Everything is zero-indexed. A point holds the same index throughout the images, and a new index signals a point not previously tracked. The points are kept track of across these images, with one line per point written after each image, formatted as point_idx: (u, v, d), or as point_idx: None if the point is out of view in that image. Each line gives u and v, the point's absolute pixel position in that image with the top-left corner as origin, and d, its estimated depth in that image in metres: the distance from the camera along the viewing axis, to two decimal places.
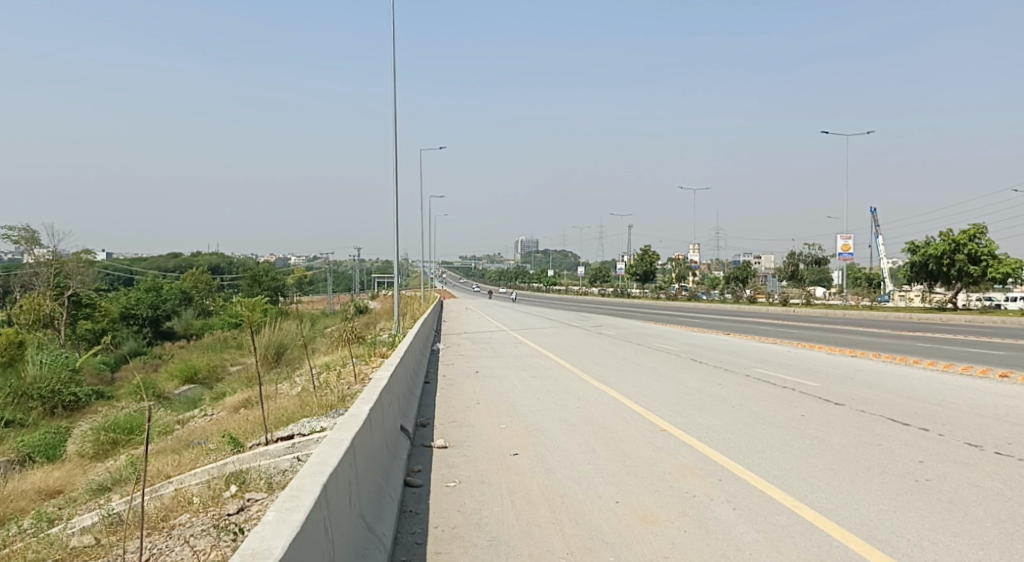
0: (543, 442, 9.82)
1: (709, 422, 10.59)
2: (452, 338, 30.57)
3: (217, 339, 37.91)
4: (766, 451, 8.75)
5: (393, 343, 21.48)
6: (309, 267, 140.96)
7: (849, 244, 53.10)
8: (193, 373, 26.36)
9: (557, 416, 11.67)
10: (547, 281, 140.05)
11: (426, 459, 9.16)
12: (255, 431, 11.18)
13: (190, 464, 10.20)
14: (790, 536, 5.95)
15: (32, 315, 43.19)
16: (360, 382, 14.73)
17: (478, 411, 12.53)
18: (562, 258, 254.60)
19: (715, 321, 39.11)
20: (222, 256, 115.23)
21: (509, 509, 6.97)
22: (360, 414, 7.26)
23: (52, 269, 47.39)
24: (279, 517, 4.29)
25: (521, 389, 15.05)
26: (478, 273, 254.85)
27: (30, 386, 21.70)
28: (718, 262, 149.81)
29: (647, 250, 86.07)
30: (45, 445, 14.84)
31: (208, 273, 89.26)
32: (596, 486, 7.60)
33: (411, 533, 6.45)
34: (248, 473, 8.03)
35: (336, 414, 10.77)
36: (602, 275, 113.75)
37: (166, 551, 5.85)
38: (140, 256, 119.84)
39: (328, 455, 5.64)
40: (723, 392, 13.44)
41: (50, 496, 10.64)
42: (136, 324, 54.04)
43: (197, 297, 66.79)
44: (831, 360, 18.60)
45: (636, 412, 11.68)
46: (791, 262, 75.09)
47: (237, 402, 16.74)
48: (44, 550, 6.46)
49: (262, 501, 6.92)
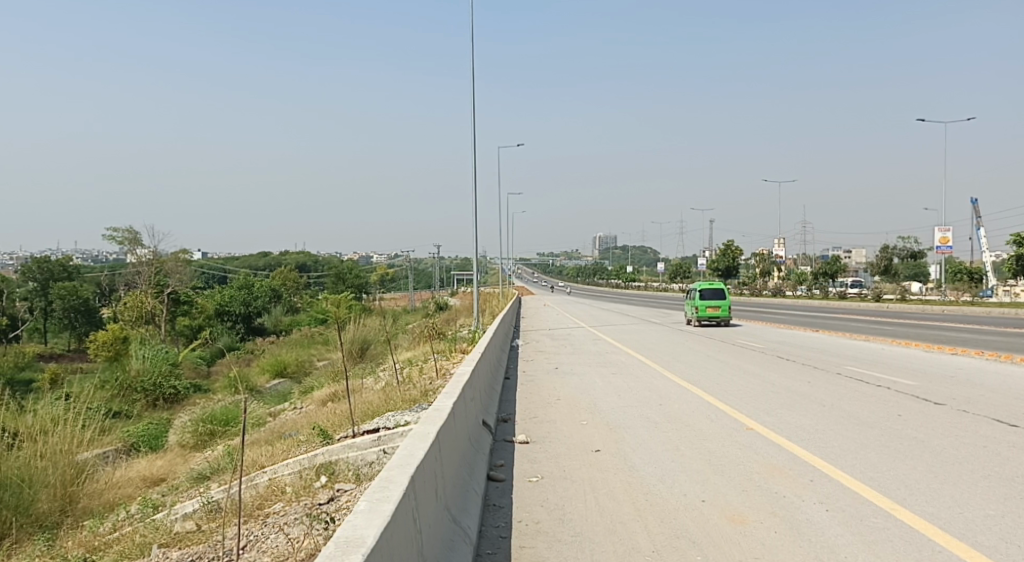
0: (626, 439, 9.75)
1: (799, 422, 10.31)
2: (533, 334, 30.77)
3: (306, 335, 39.12)
4: (860, 452, 8.47)
5: (473, 339, 21.77)
6: (393, 264, 143.74)
7: (947, 238, 50.69)
8: (282, 367, 27.35)
9: (640, 413, 11.54)
10: (627, 279, 138.84)
11: (509, 455, 9.21)
12: (343, 425, 11.48)
13: (282, 455, 10.53)
14: (888, 540, 5.75)
15: (134, 312, 45.37)
16: (442, 378, 14.90)
17: (559, 407, 12.56)
18: (643, 255, 251.69)
19: (803, 318, 38.19)
20: (309, 255, 118.65)
21: (592, 506, 6.96)
22: (444, 409, 7.37)
23: (152, 268, 49.88)
24: (369, 508, 4.38)
25: (603, 386, 14.94)
26: (558, 269, 255.05)
27: (133, 380, 22.88)
28: (805, 257, 145.82)
29: (730, 245, 83.82)
30: (148, 436, 15.57)
31: (297, 271, 91.76)
32: (680, 485, 7.49)
33: (495, 526, 6.51)
34: (338, 464, 8.26)
35: (420, 409, 10.98)
36: (682, 272, 112.23)
37: (262, 539, 6.05)
38: (234, 257, 124.69)
39: (414, 448, 5.75)
40: (813, 391, 13.05)
41: (154, 483, 11.20)
42: (230, 321, 56.02)
43: (286, 295, 68.78)
44: (929, 359, 17.90)
45: (721, 411, 11.45)
46: (885, 255, 72.41)
47: (325, 396, 17.18)
48: (151, 534, 6.80)
49: (351, 492, 7.11)
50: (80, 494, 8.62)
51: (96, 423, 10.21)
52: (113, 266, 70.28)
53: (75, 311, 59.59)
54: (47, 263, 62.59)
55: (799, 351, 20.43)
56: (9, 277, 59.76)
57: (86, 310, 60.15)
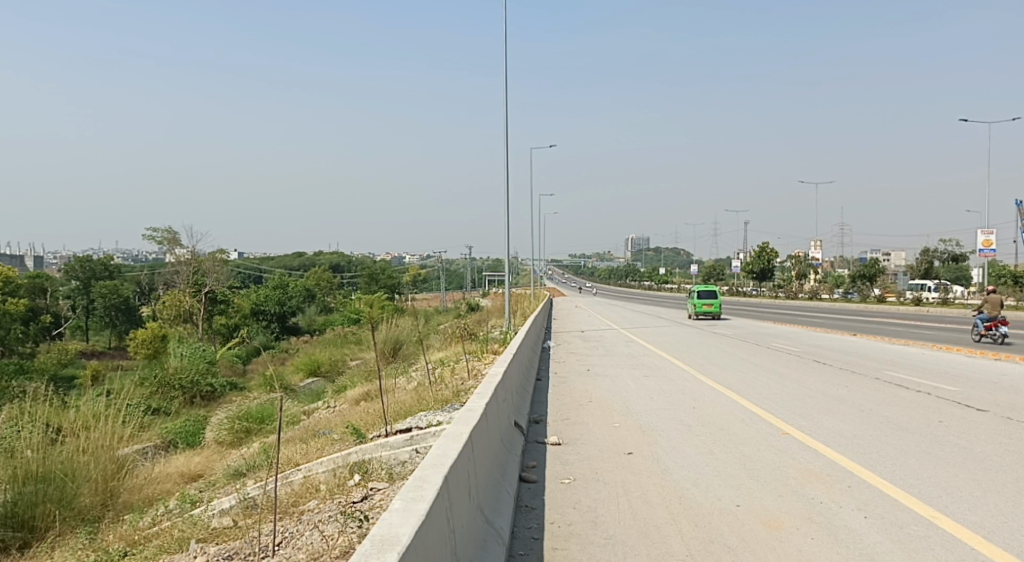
0: (660, 442, 9.71)
1: (837, 427, 10.18)
2: (564, 336, 30.78)
3: (340, 334, 39.44)
4: (900, 458, 8.34)
5: (504, 340, 21.79)
6: (426, 265, 144.44)
7: (989, 240, 49.64)
8: (316, 366, 27.61)
9: (673, 416, 11.48)
10: (660, 280, 137.74)
11: (541, 456, 9.20)
12: (376, 424, 11.55)
13: (317, 453, 10.63)
14: (930, 548, 5.64)
15: (173, 311, 46.24)
16: (474, 378, 14.95)
17: (592, 409, 12.55)
18: (676, 256, 249.86)
19: (839, 321, 37.69)
20: (343, 255, 119.58)
21: (625, 508, 6.94)
22: (477, 409, 7.39)
23: (191, 268, 50.22)
24: (405, 507, 4.39)
25: (636, 388, 14.87)
26: (590, 270, 254.46)
27: (171, 377, 23.23)
28: (842, 259, 143.60)
29: (764, 247, 82.87)
30: (186, 433, 15.81)
31: (331, 272, 92.42)
32: (714, 489, 7.42)
33: (527, 527, 6.50)
34: (371, 463, 8.32)
35: (452, 409, 11.00)
36: (716, 274, 111.20)
37: (297, 535, 6.12)
38: (270, 258, 126.18)
39: (448, 448, 5.77)
40: (851, 396, 12.85)
41: (192, 479, 11.38)
42: (266, 320, 56.65)
43: (320, 296, 69.32)
44: (968, 363, 17.64)
45: (755, 415, 11.33)
46: (925, 258, 71.10)
47: (358, 395, 17.32)
48: (189, 530, 6.90)
49: (384, 490, 7.15)
50: (120, 489, 8.79)
51: (137, 419, 10.42)
52: (153, 266, 71.36)
53: (116, 310, 60.76)
54: (89, 263, 63.04)
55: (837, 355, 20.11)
56: (52, 276, 61.12)
57: (126, 308, 61.27)
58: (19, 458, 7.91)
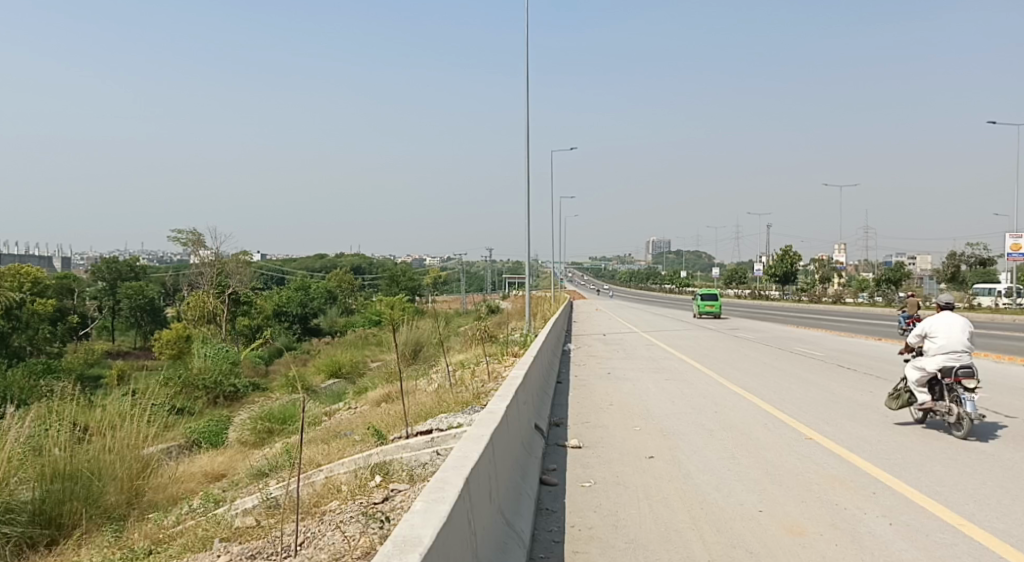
0: (681, 446, 9.66)
1: (861, 432, 10.08)
2: (585, 339, 30.74)
3: (362, 336, 39.68)
4: (926, 465, 8.24)
5: (524, 343, 21.82)
6: (447, 268, 144.93)
7: (1018, 244, 48.88)
8: (337, 367, 27.75)
9: (695, 420, 11.43)
10: (681, 283, 136.87)
11: (561, 459, 9.21)
12: (397, 426, 11.59)
13: (339, 454, 10.71)
14: (957, 557, 5.56)
15: (198, 312, 46.75)
16: (494, 380, 14.95)
17: (613, 412, 12.51)
18: (698, 259, 248.85)
19: (863, 325, 37.26)
20: (364, 257, 120.18)
21: (646, 512, 6.91)
22: (498, 411, 7.40)
23: (214, 269, 49.76)
24: (426, 508, 4.41)
25: (657, 392, 14.80)
26: (611, 273, 253.89)
27: (195, 377, 23.49)
28: (867, 263, 141.86)
29: (787, 250, 82.19)
30: (209, 432, 15.96)
31: (353, 274, 92.88)
32: (736, 494, 7.38)
33: (548, 530, 6.50)
34: (392, 464, 8.35)
35: (472, 411, 11.02)
36: (738, 277, 110.29)
37: (319, 535, 6.15)
38: (293, 259, 127.13)
39: (469, 450, 5.79)
40: (876, 401, 12.71)
41: (216, 479, 11.47)
42: (288, 321, 57.10)
43: (341, 297, 69.73)
44: (993, 369, 17.45)
45: (779, 420, 11.23)
46: (952, 262, 70.02)
47: (379, 396, 17.40)
48: (213, 529, 6.96)
49: (405, 491, 7.18)
50: (145, 488, 8.90)
51: (161, 419, 10.53)
52: (179, 267, 72.14)
53: (141, 310, 61.47)
54: (116, 263, 64.01)
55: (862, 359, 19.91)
56: (79, 277, 62.04)
57: (151, 309, 61.93)
58: (46, 456, 8.00)
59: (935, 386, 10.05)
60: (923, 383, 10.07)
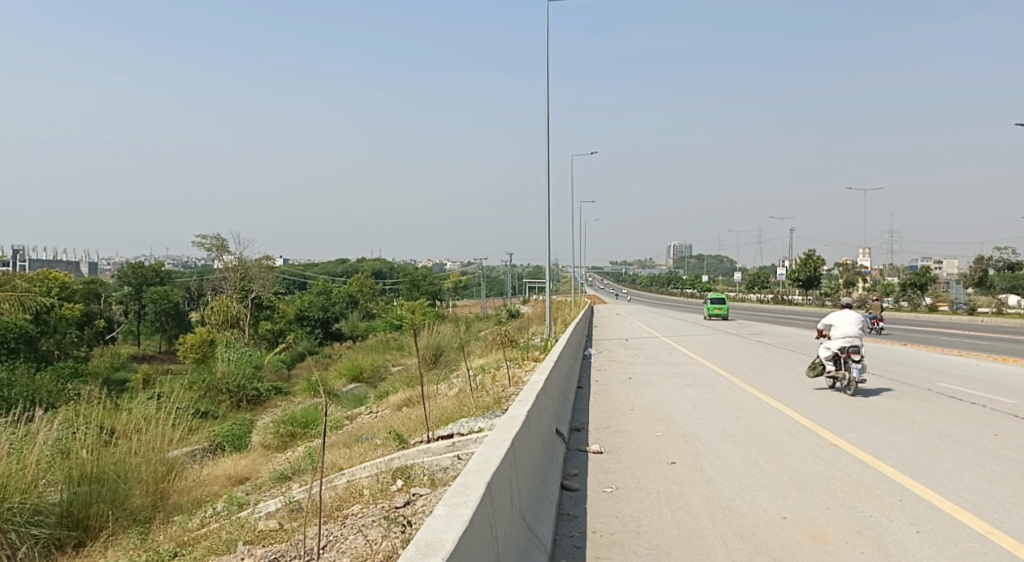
0: (703, 451, 9.60)
1: (887, 439, 9.97)
2: (606, 343, 30.60)
3: (382, 340, 39.82)
4: (953, 472, 8.13)
5: (545, 348, 21.80)
6: (468, 272, 145.33)
7: None
8: (358, 372, 27.86)
9: (717, 425, 11.36)
10: (702, 287, 135.86)
11: (582, 464, 9.19)
12: (418, 430, 11.62)
13: (361, 458, 10.74)
14: None
15: (221, 316, 47.14)
16: (514, 385, 14.92)
17: (633, 417, 12.47)
18: (719, 263, 247.42)
19: (889, 330, 36.78)
20: (385, 263, 120.76)
21: (669, 518, 6.88)
22: (519, 415, 7.40)
23: (237, 274, 50.06)
24: (448, 512, 4.42)
25: (679, 397, 14.72)
26: (631, 277, 253.09)
27: (219, 381, 23.70)
28: (892, 267, 139.93)
29: (811, 254, 81.21)
30: (233, 436, 16.09)
31: (374, 279, 93.29)
32: (760, 500, 7.33)
33: (570, 536, 6.48)
34: (413, 468, 8.36)
35: (493, 415, 11.01)
36: (761, 281, 109.26)
37: (342, 539, 6.18)
38: (315, 264, 128.07)
39: (491, 454, 5.80)
40: (902, 407, 12.56)
41: (239, 481, 11.54)
42: (309, 325, 57.48)
43: (363, 302, 70.07)
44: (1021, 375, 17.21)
45: (802, 426, 11.13)
46: (979, 266, 68.87)
47: (400, 400, 17.45)
48: (237, 532, 7.01)
49: (427, 495, 7.18)
50: (170, 491, 8.98)
51: (186, 422, 10.62)
52: (203, 272, 72.84)
53: (166, 315, 62.14)
54: (141, 269, 64.77)
55: (887, 364, 19.66)
56: (106, 282, 62.82)
57: (176, 314, 62.58)
58: (74, 458, 8.09)
59: (838, 359, 14.49)
60: (830, 357, 14.54)
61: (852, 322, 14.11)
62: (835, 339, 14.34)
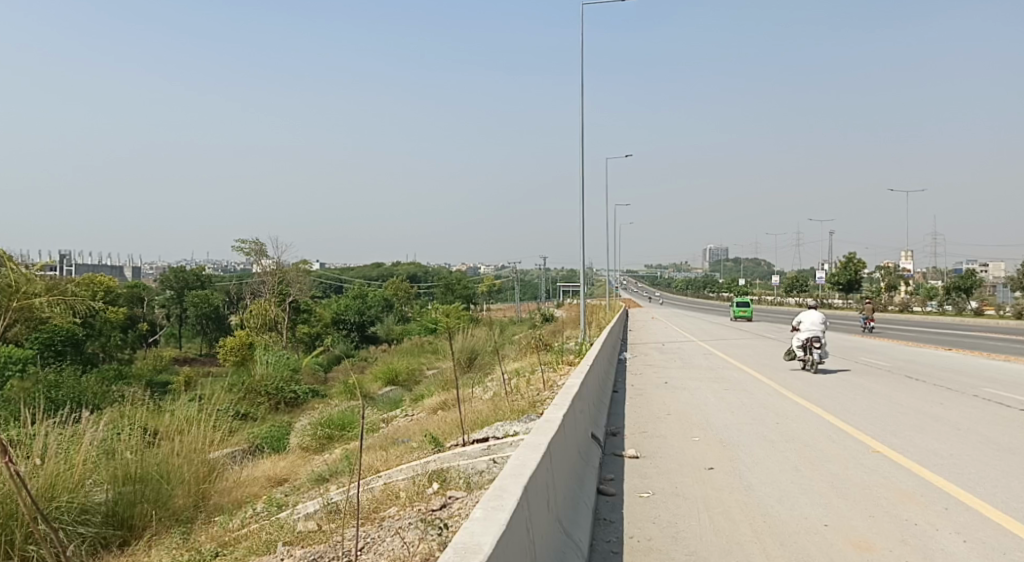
0: (741, 457, 9.50)
1: (932, 445, 9.76)
2: (641, 348, 30.44)
3: (418, 344, 40.04)
4: (1002, 480, 7.93)
5: (580, 352, 21.79)
6: (502, 276, 145.63)
7: None
8: (394, 375, 28.05)
9: (755, 431, 11.22)
10: (738, 291, 134.36)
11: (618, 468, 9.15)
12: (453, 433, 11.66)
13: (396, 461, 10.81)
14: None
15: (260, 319, 47.75)
16: (549, 389, 14.87)
17: (670, 422, 12.37)
18: (756, 267, 244.77)
19: (932, 335, 36.07)
20: (420, 266, 121.37)
21: (707, 524, 6.80)
22: (555, 419, 7.38)
23: (275, 277, 50.57)
24: (485, 516, 4.43)
25: (716, 402, 14.59)
26: (666, 280, 251.37)
27: (258, 384, 24.03)
28: (936, 270, 136.94)
29: (851, 258, 79.96)
30: (271, 437, 16.30)
31: (409, 283, 93.79)
32: (800, 507, 7.22)
33: (606, 541, 6.44)
34: (449, 472, 8.37)
35: (529, 419, 10.99)
36: (799, 284, 107.71)
37: (379, 541, 6.21)
38: (351, 268, 129.29)
39: (527, 458, 5.78)
40: (947, 413, 12.30)
41: (278, 483, 11.69)
42: (346, 328, 58.00)
43: (398, 305, 70.57)
44: None
45: (844, 432, 10.94)
46: None
47: (435, 404, 17.53)
48: (276, 533, 7.09)
49: (463, 499, 7.18)
50: (211, 492, 9.13)
51: (227, 424, 10.76)
52: (243, 276, 73.95)
53: (207, 318, 63.17)
54: (182, 273, 65.74)
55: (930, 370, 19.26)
56: (149, 286, 64.07)
57: (216, 317, 63.62)
58: (119, 459, 8.22)
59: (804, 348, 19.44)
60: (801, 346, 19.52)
61: (815, 318, 19.07)
62: (803, 331, 19.26)
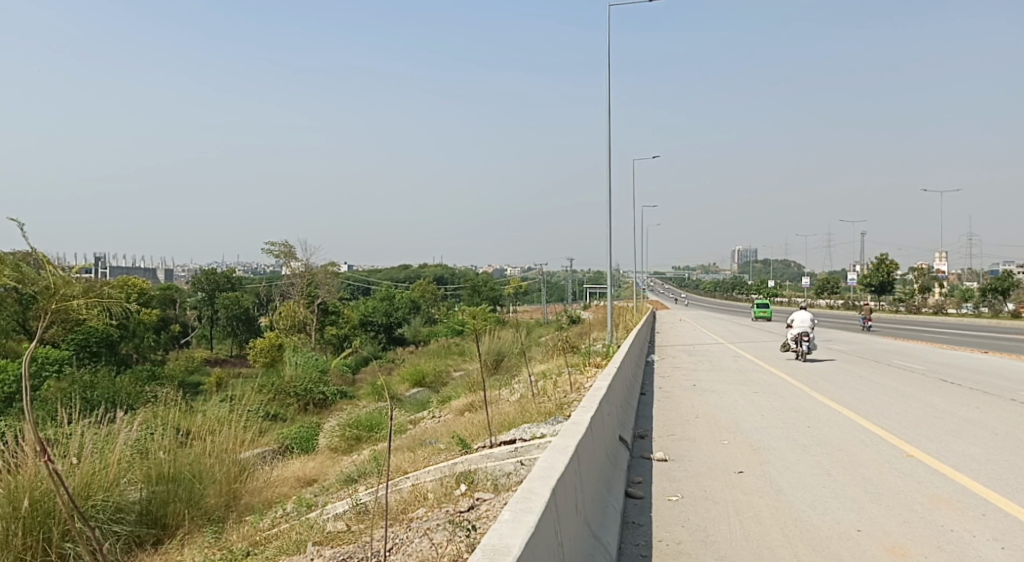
0: (772, 461, 9.41)
1: (968, 450, 9.59)
2: (669, 350, 30.36)
3: (445, 346, 40.19)
4: None
5: (606, 354, 21.75)
6: (529, 278, 145.59)
7: None
8: (421, 377, 28.18)
9: (786, 434, 11.11)
10: (768, 293, 132.87)
11: (647, 471, 9.11)
12: (481, 435, 11.69)
13: (424, 462, 10.85)
14: None
15: (289, 321, 48.18)
16: (576, 390, 14.86)
17: (698, 424, 12.29)
18: (785, 268, 242.13)
19: (966, 338, 35.41)
20: (447, 268, 121.69)
21: (738, 528, 6.74)
22: (583, 422, 7.36)
23: (304, 279, 51.15)
24: (514, 518, 4.43)
25: (746, 405, 14.46)
26: (694, 282, 249.64)
27: (287, 385, 24.27)
28: (972, 270, 134.31)
29: (883, 260, 78.82)
30: (300, 438, 16.47)
31: (437, 286, 94.11)
32: (832, 511, 7.14)
33: (635, 544, 6.41)
34: (477, 473, 8.39)
35: (556, 421, 10.98)
36: (830, 286, 106.32)
37: (407, 542, 6.24)
38: (380, 271, 130.10)
39: (555, 460, 5.77)
40: (983, 417, 12.09)
41: (308, 484, 11.78)
42: (373, 330, 58.30)
43: (425, 307, 70.80)
44: None
45: (877, 436, 10.79)
46: None
47: (463, 405, 17.58)
48: (306, 532, 7.16)
49: (491, 500, 7.20)
50: (242, 491, 9.24)
51: (257, 425, 10.87)
52: (272, 278, 74.72)
53: (237, 319, 63.90)
54: (214, 275, 66.51)
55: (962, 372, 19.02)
56: (181, 288, 64.92)
57: (245, 318, 64.30)
58: (153, 458, 8.34)
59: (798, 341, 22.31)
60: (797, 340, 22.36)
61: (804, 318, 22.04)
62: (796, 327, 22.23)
